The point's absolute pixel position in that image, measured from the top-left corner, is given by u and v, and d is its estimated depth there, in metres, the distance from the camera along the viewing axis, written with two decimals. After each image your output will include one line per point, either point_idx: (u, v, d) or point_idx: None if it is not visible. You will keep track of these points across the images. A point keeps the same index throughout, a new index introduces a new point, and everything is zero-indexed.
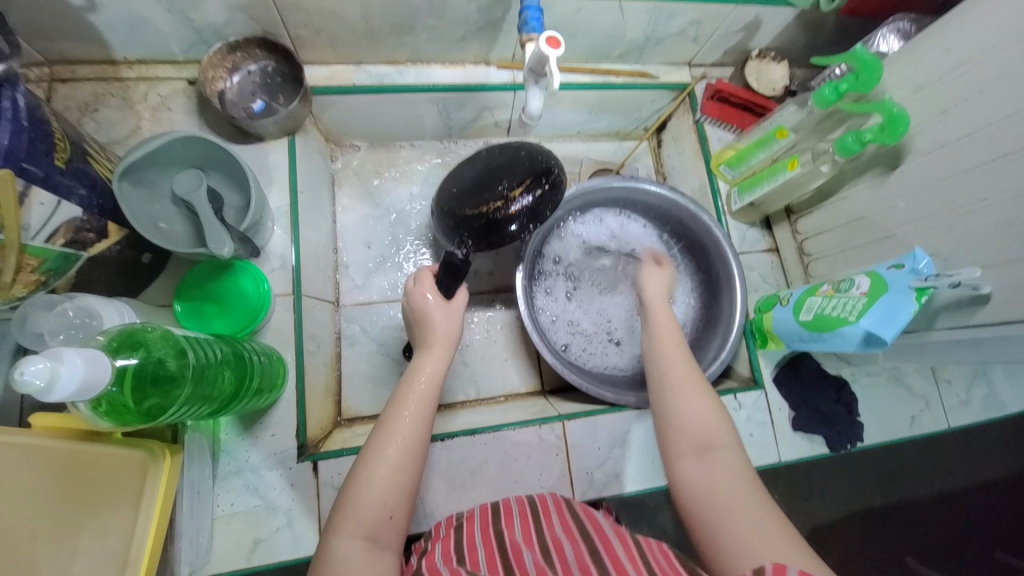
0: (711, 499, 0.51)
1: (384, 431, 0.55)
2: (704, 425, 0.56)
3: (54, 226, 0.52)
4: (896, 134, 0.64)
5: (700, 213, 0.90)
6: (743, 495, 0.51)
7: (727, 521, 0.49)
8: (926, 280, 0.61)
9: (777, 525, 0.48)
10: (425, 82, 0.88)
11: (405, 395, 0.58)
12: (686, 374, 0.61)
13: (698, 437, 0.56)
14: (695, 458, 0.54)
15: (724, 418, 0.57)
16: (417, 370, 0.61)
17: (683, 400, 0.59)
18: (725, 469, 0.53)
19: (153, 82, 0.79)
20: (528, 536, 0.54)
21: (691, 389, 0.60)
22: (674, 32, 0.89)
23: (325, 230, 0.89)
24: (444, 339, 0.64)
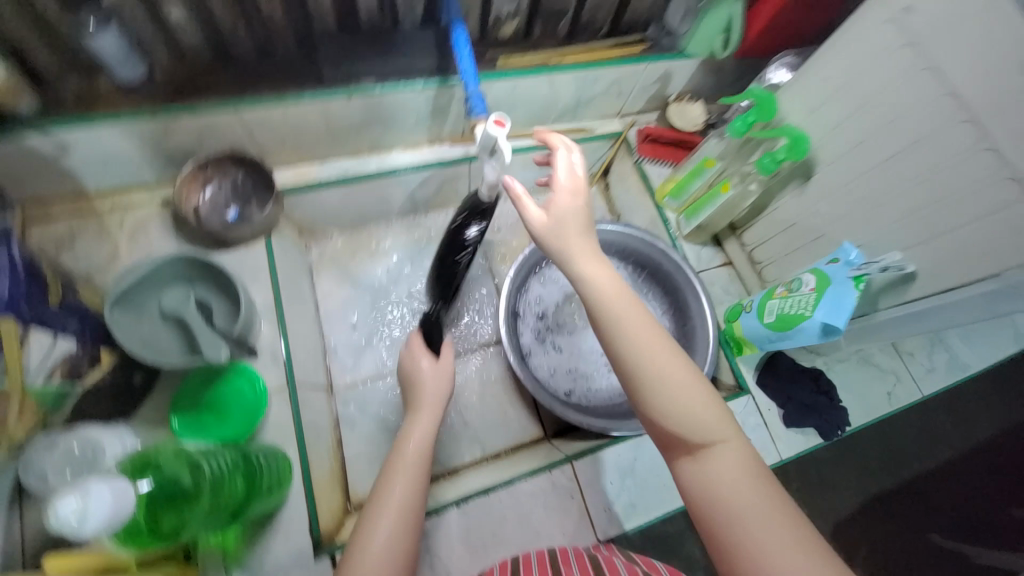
0: (720, 499, 0.47)
1: (379, 495, 0.57)
2: (699, 418, 0.50)
3: (52, 362, 0.56)
4: (802, 151, 0.75)
5: (654, 243, 1.00)
6: (752, 494, 0.47)
7: (741, 523, 0.46)
8: (859, 269, 0.69)
9: (782, 512, 0.46)
10: (387, 167, 0.95)
11: (397, 459, 0.62)
12: (664, 353, 0.52)
13: (694, 433, 0.50)
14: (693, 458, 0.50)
15: (718, 404, 0.51)
16: (408, 432, 0.65)
17: (671, 388, 0.51)
18: (724, 458, 0.49)
19: (128, 208, 0.82)
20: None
21: (674, 374, 0.51)
22: (599, 92, 1.01)
23: (309, 319, 0.92)
24: (437, 397, 0.70)
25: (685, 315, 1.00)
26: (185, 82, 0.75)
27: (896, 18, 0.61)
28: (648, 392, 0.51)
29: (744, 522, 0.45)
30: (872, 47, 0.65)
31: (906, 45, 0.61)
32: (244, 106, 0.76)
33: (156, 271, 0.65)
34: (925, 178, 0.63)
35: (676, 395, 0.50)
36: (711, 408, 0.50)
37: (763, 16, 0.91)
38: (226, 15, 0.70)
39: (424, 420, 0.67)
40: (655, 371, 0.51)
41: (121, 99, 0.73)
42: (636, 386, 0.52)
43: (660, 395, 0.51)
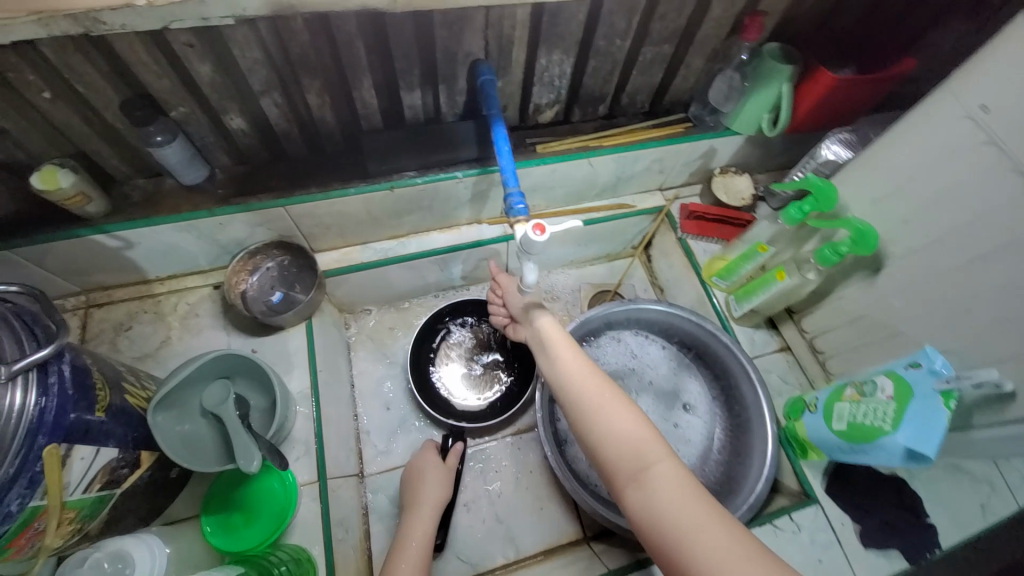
0: (664, 518, 0.51)
1: None
2: (633, 441, 0.56)
3: (93, 473, 0.55)
4: (870, 245, 0.68)
5: (704, 323, 0.93)
6: (690, 509, 0.51)
7: (686, 543, 0.49)
8: (947, 382, 0.61)
9: (723, 525, 0.49)
10: (427, 248, 0.96)
11: (399, 561, 0.69)
12: (602, 388, 0.61)
13: (633, 457, 0.55)
14: (636, 485, 0.54)
15: (654, 429, 0.57)
16: (408, 532, 0.73)
17: (607, 417, 0.58)
18: (663, 483, 0.53)
19: (183, 292, 0.87)
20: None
21: (612, 405, 0.59)
22: (640, 170, 0.99)
23: (344, 401, 0.91)
24: (434, 500, 0.78)
25: (738, 403, 0.92)
26: (241, 180, 0.80)
27: (975, 117, 0.56)
28: (590, 425, 0.59)
29: (683, 535, 0.49)
30: (951, 139, 0.59)
31: (989, 142, 0.55)
32: (293, 202, 0.79)
33: (198, 371, 0.66)
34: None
35: (613, 423, 0.58)
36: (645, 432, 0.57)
37: (812, 96, 0.86)
38: (280, 120, 0.74)
39: (422, 519, 0.75)
40: (594, 408, 0.60)
41: (182, 197, 0.77)
42: (585, 428, 0.60)
43: (597, 427, 0.58)
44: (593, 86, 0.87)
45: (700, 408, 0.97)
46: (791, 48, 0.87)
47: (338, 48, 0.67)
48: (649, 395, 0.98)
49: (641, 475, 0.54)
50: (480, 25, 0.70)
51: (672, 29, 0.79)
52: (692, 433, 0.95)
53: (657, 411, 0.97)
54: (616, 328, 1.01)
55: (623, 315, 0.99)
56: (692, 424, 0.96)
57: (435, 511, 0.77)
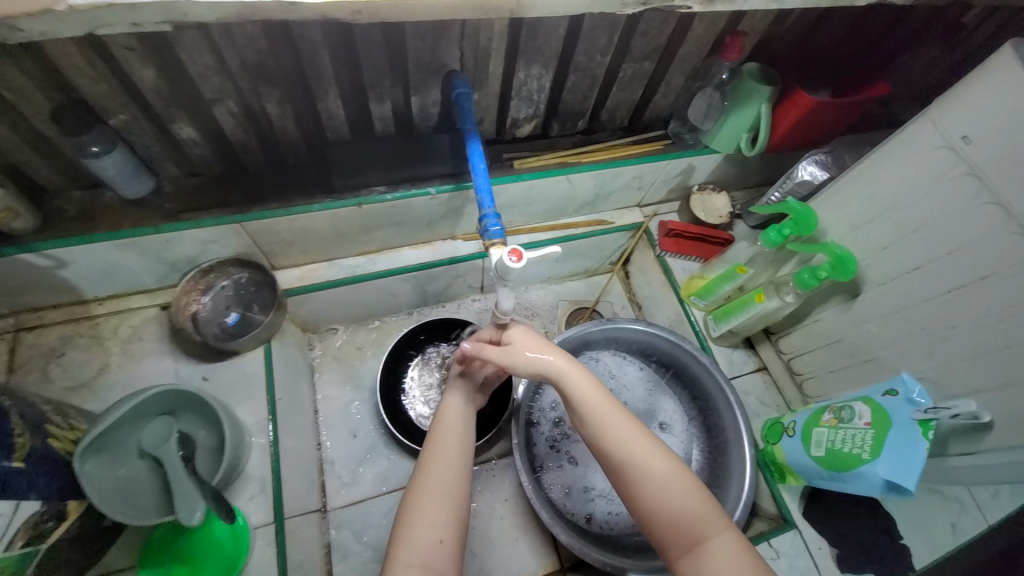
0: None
1: (425, 468, 0.62)
2: (688, 513, 0.56)
3: (13, 530, 0.48)
4: (848, 272, 0.68)
5: (682, 343, 0.92)
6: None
7: None
8: (926, 412, 0.60)
9: None
10: (397, 265, 0.91)
11: (439, 437, 0.65)
12: (646, 444, 0.60)
13: (688, 530, 0.55)
14: (692, 555, 0.55)
15: (709, 497, 0.57)
16: (444, 404, 0.69)
17: (661, 485, 0.57)
18: (720, 556, 0.54)
19: (125, 314, 0.79)
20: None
21: (666, 473, 0.57)
22: (619, 186, 0.97)
23: (306, 430, 0.85)
24: (460, 442, 0.65)
25: (715, 425, 0.90)
26: (193, 193, 0.73)
27: (954, 145, 0.57)
28: (640, 492, 0.57)
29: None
30: (932, 169, 0.59)
31: (969, 173, 0.56)
32: (250, 219, 0.73)
33: (137, 409, 0.60)
34: (998, 319, 0.57)
35: (666, 496, 0.56)
36: (699, 501, 0.56)
37: (789, 118, 0.86)
38: (236, 130, 0.68)
39: (456, 435, 0.66)
40: (646, 469, 0.58)
41: (123, 212, 0.70)
42: (633, 491, 0.58)
43: (651, 494, 0.57)
44: (572, 101, 0.84)
45: (677, 429, 0.95)
46: (771, 68, 0.87)
47: (301, 56, 0.62)
48: None
49: (696, 547, 0.55)
50: (455, 36, 0.66)
51: (653, 47, 0.77)
52: None
53: None
54: (594, 347, 0.99)
55: (601, 335, 0.96)
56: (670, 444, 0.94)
57: (463, 454, 0.65)
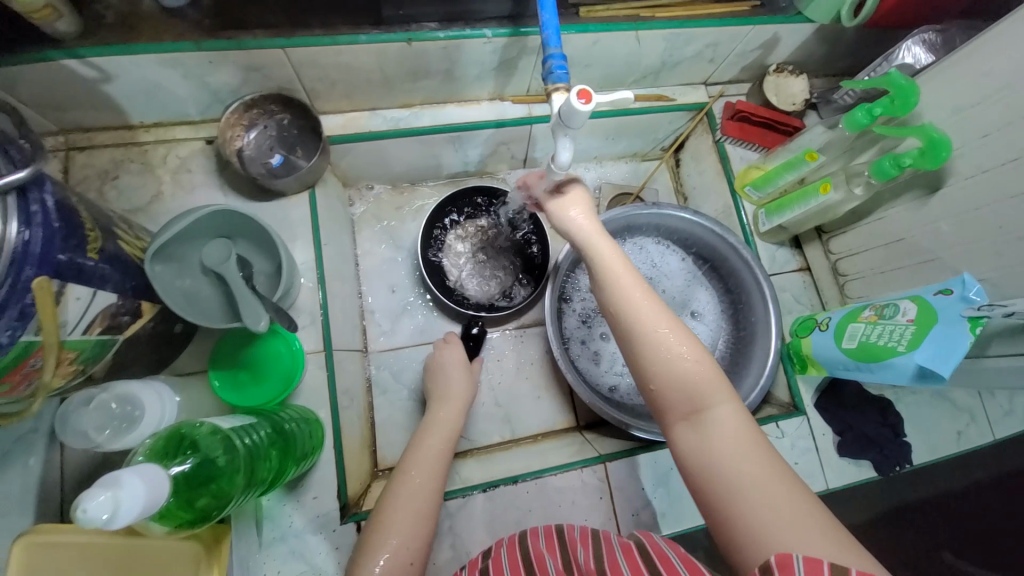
0: (715, 460, 0.48)
1: (394, 496, 0.61)
2: (700, 379, 0.51)
3: (91, 317, 0.51)
4: (938, 160, 0.62)
5: (726, 235, 0.88)
6: (742, 451, 0.47)
7: (740, 491, 0.46)
8: (979, 310, 0.59)
9: (756, 440, 0.48)
10: (441, 122, 0.87)
11: (410, 460, 0.66)
12: (661, 314, 0.55)
13: (690, 395, 0.51)
14: (690, 422, 0.51)
15: (717, 370, 0.52)
16: (430, 427, 0.71)
17: (666, 355, 0.52)
18: (720, 424, 0.49)
19: (171, 144, 0.78)
20: (551, 545, 0.61)
21: (656, 315, 0.54)
22: (690, 55, 0.87)
23: (348, 278, 0.88)
24: (444, 436, 0.70)
25: (746, 316, 0.91)
26: (232, 12, 0.68)
27: None
28: (652, 363, 0.53)
29: (745, 493, 0.45)
30: None
31: None
32: (293, 45, 0.68)
33: (196, 226, 0.62)
34: None
35: (675, 352, 0.52)
36: (710, 371, 0.52)
37: None
38: None
39: (436, 448, 0.68)
40: (654, 334, 0.53)
41: (165, 25, 0.66)
42: (635, 354, 0.54)
43: (658, 359, 0.53)
44: None
45: (706, 319, 0.97)
46: None
47: None
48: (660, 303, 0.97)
49: (699, 414, 0.50)
50: None
51: None
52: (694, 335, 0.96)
53: None
54: (637, 233, 0.97)
55: (646, 220, 0.93)
56: (698, 330, 0.96)
57: (439, 463, 0.66)
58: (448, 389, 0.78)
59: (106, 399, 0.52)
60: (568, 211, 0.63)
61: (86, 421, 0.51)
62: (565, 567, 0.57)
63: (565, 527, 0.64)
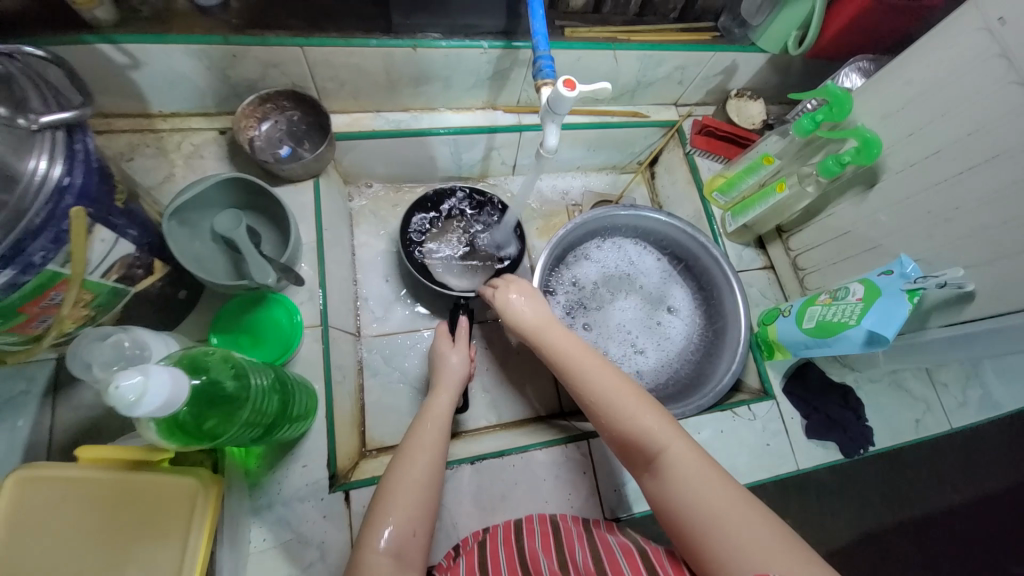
0: (682, 504, 0.51)
1: (395, 474, 0.59)
2: (653, 430, 0.56)
3: (111, 262, 0.54)
4: (871, 155, 0.72)
5: (697, 235, 0.97)
6: (702, 491, 0.51)
7: (711, 528, 0.49)
8: (915, 282, 0.66)
9: (719, 480, 0.52)
10: (439, 125, 0.95)
11: (414, 437, 0.63)
12: (612, 375, 0.61)
13: (646, 447, 0.56)
14: (653, 471, 0.55)
15: (669, 417, 0.57)
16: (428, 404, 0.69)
17: (618, 411, 0.58)
18: (679, 469, 0.53)
19: (186, 132, 0.84)
20: (546, 548, 0.61)
21: (609, 381, 0.60)
22: (661, 76, 0.99)
23: (344, 265, 0.93)
24: (442, 417, 0.67)
25: (717, 311, 0.98)
26: (258, 14, 0.76)
27: (991, 28, 0.59)
28: (610, 423, 0.59)
29: (716, 532, 0.48)
30: (971, 52, 0.62)
31: (1000, 56, 0.59)
32: (312, 44, 0.76)
33: (210, 194, 0.67)
34: (1004, 195, 0.62)
35: (628, 411, 0.58)
36: (662, 421, 0.57)
37: (844, 14, 0.86)
38: None
39: (437, 423, 0.65)
40: (608, 395, 0.59)
41: (196, 21, 0.73)
42: (596, 413, 0.60)
43: (613, 416, 0.58)
44: None
45: (681, 314, 1.03)
46: None
47: None
48: (638, 299, 1.04)
49: (658, 464, 0.55)
50: None
51: None
52: (671, 329, 1.02)
53: (643, 311, 1.03)
54: (616, 234, 1.05)
55: (624, 221, 1.01)
56: (674, 324, 1.02)
57: (440, 440, 0.63)
58: (444, 377, 0.73)
59: (122, 338, 0.53)
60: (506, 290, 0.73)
61: (96, 355, 0.50)
62: (562, 565, 0.58)
63: (546, 519, 0.67)
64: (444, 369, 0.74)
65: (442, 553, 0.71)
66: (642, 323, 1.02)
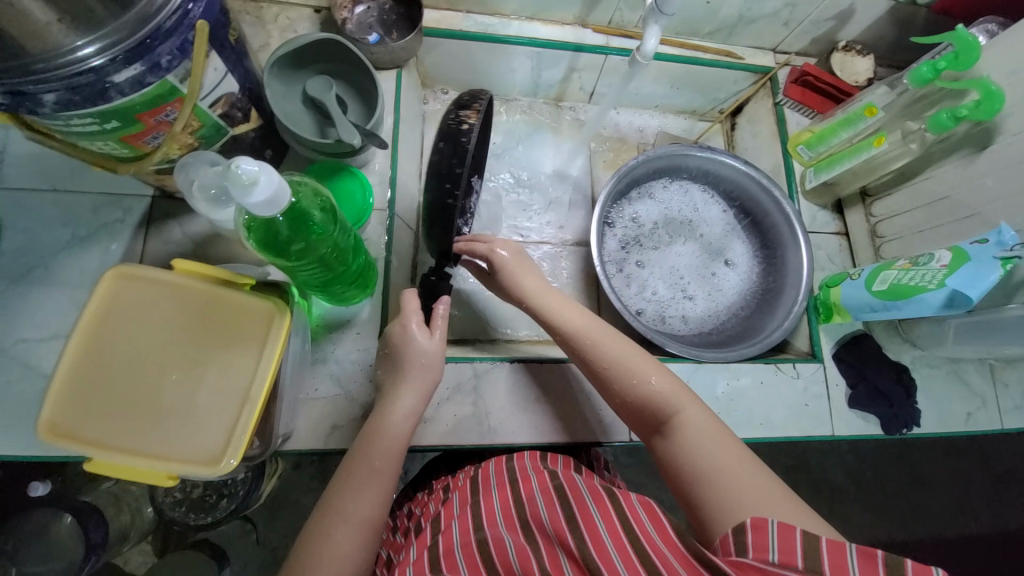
0: (689, 463, 0.54)
1: (336, 501, 0.57)
2: (664, 393, 0.59)
3: (217, 95, 0.57)
4: (993, 110, 0.67)
5: (773, 187, 0.93)
6: (709, 445, 0.54)
7: (721, 492, 0.50)
8: (1011, 250, 0.63)
9: (724, 440, 0.55)
10: (526, 35, 0.93)
11: (360, 456, 0.59)
12: (618, 340, 0.64)
13: (656, 411, 0.59)
14: (663, 434, 0.58)
15: (681, 383, 0.61)
16: (388, 409, 0.62)
17: (630, 379, 0.61)
18: (687, 431, 0.56)
19: (283, 6, 0.85)
20: (510, 523, 0.54)
21: (621, 349, 0.63)
22: (767, 12, 0.92)
23: (413, 163, 0.94)
24: (399, 442, 0.61)
25: (777, 269, 0.95)
26: None
27: None
28: (620, 390, 0.62)
29: (721, 485, 0.51)
30: None
31: None
32: None
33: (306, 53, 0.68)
34: None
35: (640, 380, 0.61)
36: (671, 384, 0.60)
37: None
38: None
39: (391, 447, 0.60)
40: (621, 362, 0.62)
41: None
42: (607, 379, 0.63)
43: (625, 383, 0.61)
44: None
45: (737, 269, 1.01)
46: None
47: None
48: (696, 246, 1.01)
49: (668, 426, 0.58)
50: None
51: None
52: (724, 281, 0.99)
53: (699, 259, 1.01)
54: (686, 177, 1.02)
55: (698, 163, 0.98)
56: (729, 277, 1.00)
57: (389, 464, 0.60)
58: (412, 366, 0.64)
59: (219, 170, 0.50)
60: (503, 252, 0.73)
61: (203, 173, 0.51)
62: (528, 537, 0.52)
63: (501, 470, 0.63)
64: (410, 366, 0.64)
65: (472, 439, 0.75)
66: (696, 271, 1.00)
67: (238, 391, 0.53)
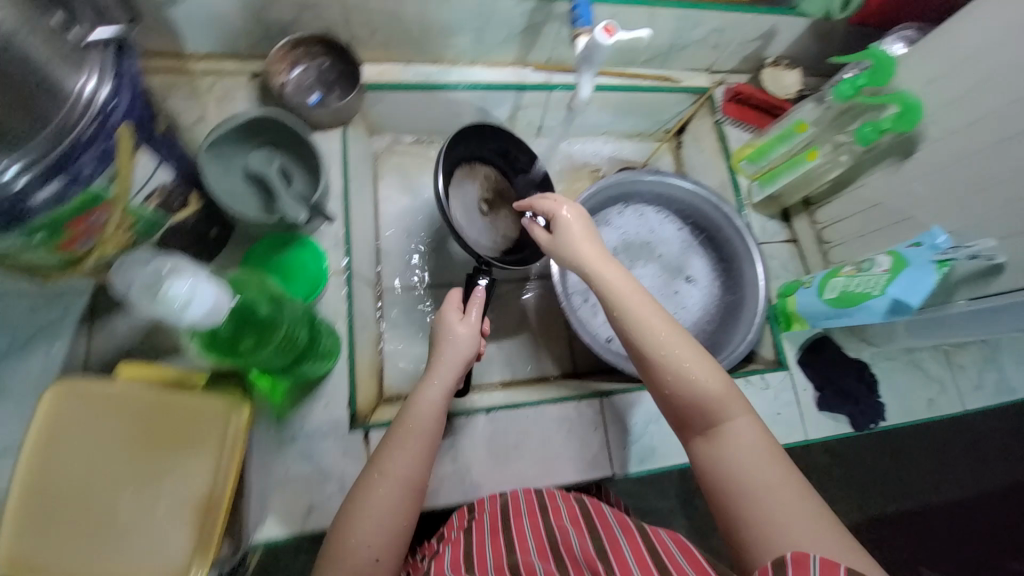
0: (733, 468, 0.51)
1: (341, 542, 0.51)
2: (717, 395, 0.54)
3: (151, 189, 0.56)
4: (912, 121, 0.72)
5: (722, 205, 0.96)
6: (759, 460, 0.50)
7: (760, 499, 0.48)
8: (946, 252, 0.68)
9: (773, 454, 0.51)
10: (467, 80, 0.94)
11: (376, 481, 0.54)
12: (670, 327, 0.58)
13: (706, 409, 0.54)
14: (707, 434, 0.54)
15: (733, 386, 0.56)
16: (415, 402, 0.60)
17: (681, 369, 0.56)
18: (736, 438, 0.52)
19: (218, 75, 0.84)
20: (542, 548, 0.53)
21: (671, 336, 0.58)
22: (697, 39, 0.95)
23: (368, 217, 0.94)
24: (424, 451, 0.57)
25: (736, 282, 0.98)
26: None
27: None
28: (664, 379, 0.57)
29: (767, 502, 0.47)
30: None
31: None
32: None
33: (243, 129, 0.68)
34: None
35: (690, 369, 0.56)
36: (726, 386, 0.55)
37: None
38: None
39: (413, 460, 0.55)
40: (668, 347, 0.57)
41: None
42: (650, 361, 0.58)
43: (673, 372, 0.56)
44: None
45: (699, 285, 1.03)
46: None
47: None
48: (657, 267, 1.04)
49: (715, 428, 0.54)
50: None
51: None
52: (688, 298, 1.02)
53: (661, 279, 1.03)
54: (639, 200, 1.04)
55: (649, 187, 1.01)
56: (691, 294, 1.02)
57: (412, 483, 0.54)
58: (445, 354, 0.64)
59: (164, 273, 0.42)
60: (560, 210, 0.70)
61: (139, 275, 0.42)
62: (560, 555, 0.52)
63: (531, 498, 0.64)
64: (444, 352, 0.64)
65: (455, 495, 0.74)
66: (660, 291, 1.02)
67: (201, 493, 0.51)
